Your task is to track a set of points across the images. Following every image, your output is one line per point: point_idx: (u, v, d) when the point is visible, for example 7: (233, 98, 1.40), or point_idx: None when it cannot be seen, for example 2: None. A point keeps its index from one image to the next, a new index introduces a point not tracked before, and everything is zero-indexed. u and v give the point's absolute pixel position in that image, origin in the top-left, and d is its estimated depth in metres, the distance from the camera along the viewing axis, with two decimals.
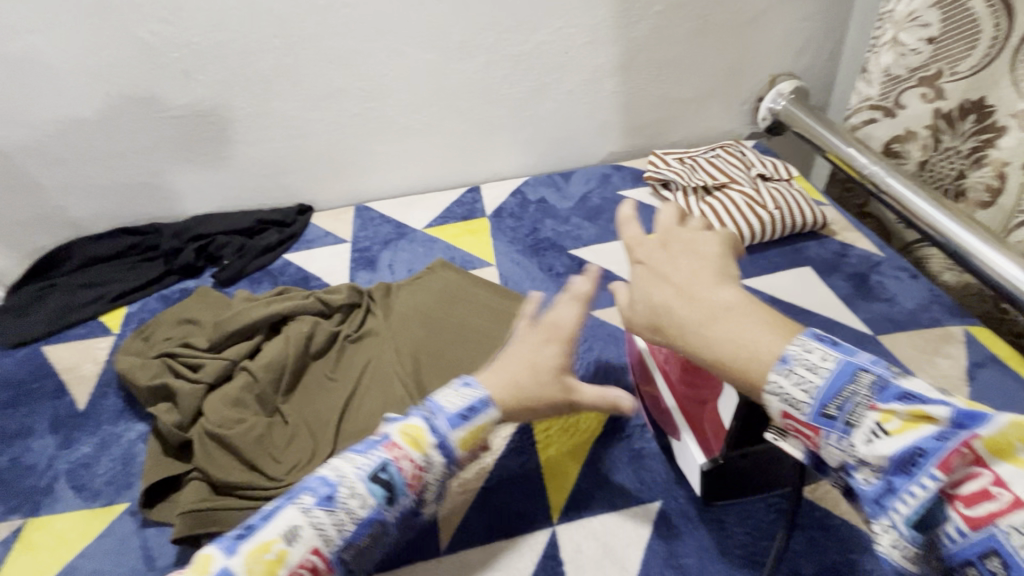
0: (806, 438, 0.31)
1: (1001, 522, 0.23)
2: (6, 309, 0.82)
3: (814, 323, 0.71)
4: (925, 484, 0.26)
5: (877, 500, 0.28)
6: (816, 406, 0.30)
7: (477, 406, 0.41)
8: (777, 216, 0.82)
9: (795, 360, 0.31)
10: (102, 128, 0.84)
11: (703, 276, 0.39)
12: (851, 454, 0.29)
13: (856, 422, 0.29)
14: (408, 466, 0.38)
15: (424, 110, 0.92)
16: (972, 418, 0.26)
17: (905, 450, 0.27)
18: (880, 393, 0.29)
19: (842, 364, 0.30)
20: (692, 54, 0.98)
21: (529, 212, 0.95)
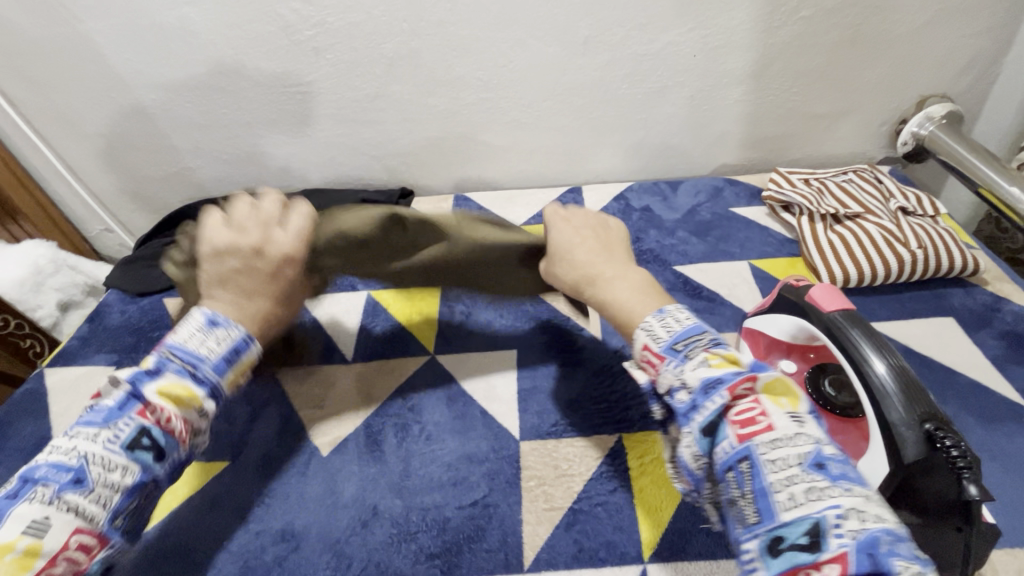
0: (653, 368, 0.44)
1: (756, 437, 0.36)
2: (136, 258, 0.88)
3: (956, 384, 0.63)
4: (716, 400, 0.38)
5: (685, 413, 0.40)
6: (670, 343, 0.43)
7: (240, 347, 0.52)
8: (920, 256, 0.73)
9: (666, 315, 0.46)
10: (234, 98, 0.88)
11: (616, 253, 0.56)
12: (680, 376, 0.41)
13: (691, 355, 0.42)
14: (176, 423, 0.47)
15: (537, 104, 0.90)
16: (760, 366, 0.40)
17: (713, 377, 0.39)
18: (714, 344, 0.43)
19: (694, 324, 0.44)
20: (833, 67, 0.89)
21: (632, 219, 0.90)
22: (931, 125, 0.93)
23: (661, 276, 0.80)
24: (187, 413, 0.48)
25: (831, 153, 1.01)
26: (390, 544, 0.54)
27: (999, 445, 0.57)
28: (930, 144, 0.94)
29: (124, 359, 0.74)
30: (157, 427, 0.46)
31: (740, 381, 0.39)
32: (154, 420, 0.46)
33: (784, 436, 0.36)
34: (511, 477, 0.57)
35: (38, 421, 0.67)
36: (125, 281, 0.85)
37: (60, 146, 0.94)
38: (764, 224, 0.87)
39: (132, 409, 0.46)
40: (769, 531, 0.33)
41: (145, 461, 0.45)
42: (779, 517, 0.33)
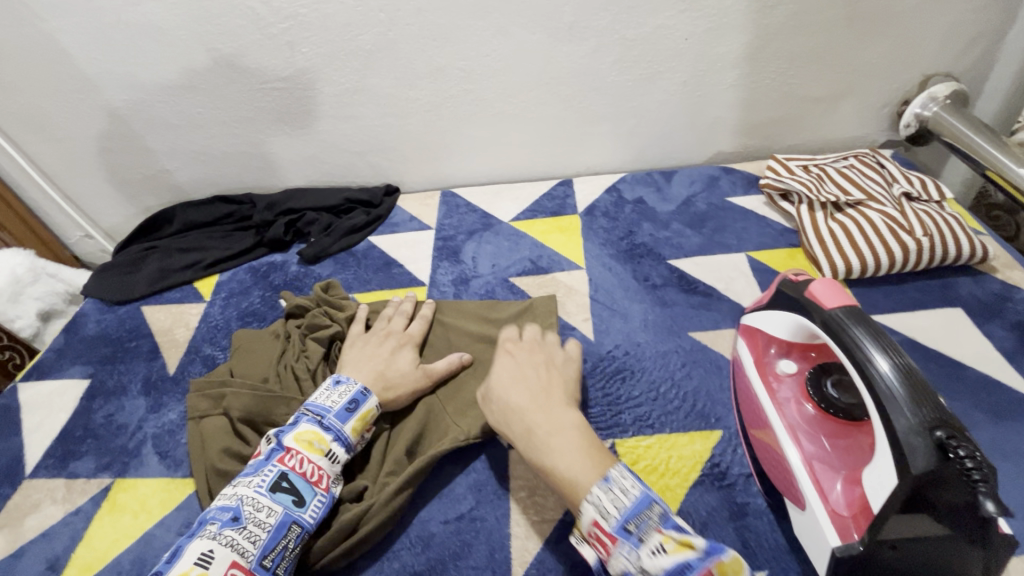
0: (604, 545, 0.42)
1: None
2: (113, 265, 0.85)
3: (965, 380, 0.60)
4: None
5: None
6: (620, 521, 0.41)
7: (359, 398, 0.55)
8: (926, 244, 0.69)
9: (613, 483, 0.43)
10: (209, 97, 0.85)
11: (556, 394, 0.53)
12: (636, 563, 0.40)
13: (645, 538, 0.41)
14: (308, 465, 0.50)
15: (522, 95, 0.86)
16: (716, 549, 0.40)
17: (679, 564, 0.39)
18: (664, 521, 0.41)
19: (641, 495, 0.42)
20: (832, 48, 0.85)
21: (625, 212, 0.87)
22: (935, 105, 0.90)
23: (655, 270, 0.77)
24: (320, 459, 0.51)
25: (831, 137, 0.98)
26: (372, 560, 0.51)
27: (1013, 444, 0.54)
28: (934, 126, 0.90)
29: (99, 372, 0.71)
30: (295, 472, 0.49)
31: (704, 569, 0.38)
32: (293, 465, 0.49)
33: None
34: (499, 487, 0.55)
35: (10, 439, 0.65)
36: (101, 289, 0.82)
37: (32, 151, 0.91)
38: (762, 214, 0.84)
39: (276, 457, 0.49)
40: None
41: (286, 502, 0.47)
42: None
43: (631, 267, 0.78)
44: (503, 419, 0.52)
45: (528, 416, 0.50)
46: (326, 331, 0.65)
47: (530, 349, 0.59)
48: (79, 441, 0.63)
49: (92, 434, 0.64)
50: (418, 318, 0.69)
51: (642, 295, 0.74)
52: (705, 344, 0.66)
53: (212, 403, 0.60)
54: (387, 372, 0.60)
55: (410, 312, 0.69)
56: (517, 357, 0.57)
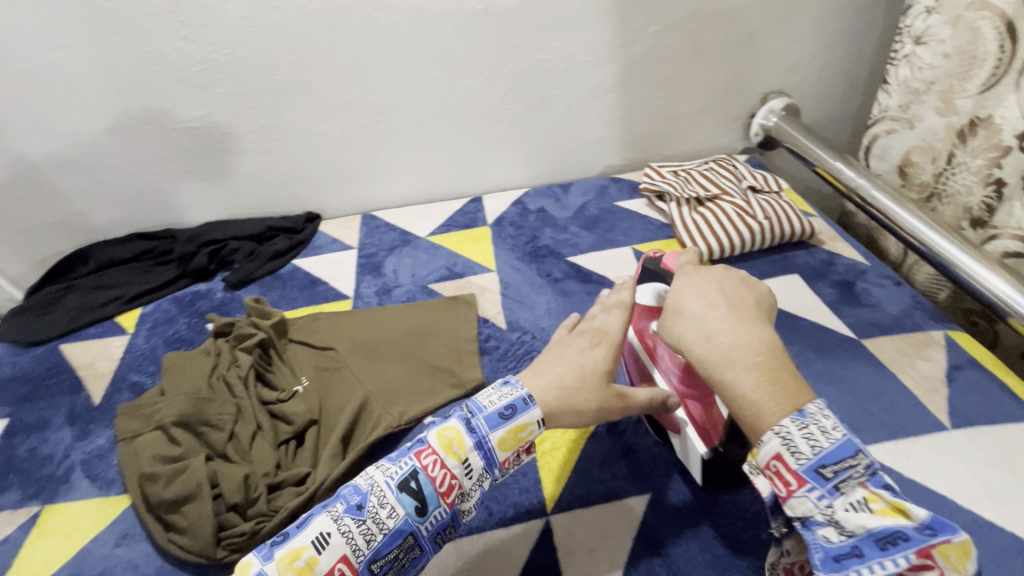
0: (784, 482, 0.42)
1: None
2: (26, 308, 0.85)
3: (800, 328, 0.74)
4: (895, 561, 0.37)
5: (838, 559, 0.39)
6: (815, 464, 0.40)
7: (519, 405, 0.51)
8: (767, 225, 0.85)
9: (809, 419, 0.41)
10: (122, 139, 0.88)
11: (741, 315, 0.49)
12: (830, 512, 0.40)
13: (845, 490, 0.40)
14: (439, 470, 0.47)
15: (428, 123, 0.96)
16: (939, 526, 0.38)
17: (891, 530, 0.38)
18: (869, 478, 0.41)
19: (846, 441, 0.41)
20: (686, 73, 1.02)
21: (529, 221, 0.98)
22: (774, 116, 1.09)
23: (556, 267, 0.88)
24: (455, 467, 0.48)
25: (698, 148, 1.15)
26: None
27: (834, 371, 0.68)
28: (776, 133, 1.10)
29: (19, 410, 0.71)
30: (426, 473, 0.47)
31: (925, 543, 0.37)
32: (427, 465, 0.47)
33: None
34: None
35: None
36: (14, 332, 0.82)
37: None
38: (644, 213, 0.98)
39: (417, 449, 0.48)
40: None
41: (408, 506, 0.46)
42: None
43: (536, 265, 0.89)
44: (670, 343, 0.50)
45: (708, 340, 0.47)
46: (254, 339, 0.71)
47: (697, 284, 0.53)
48: (1, 476, 0.63)
49: (15, 468, 0.64)
50: (616, 306, 0.59)
51: (546, 288, 0.84)
52: None
53: (144, 423, 0.64)
54: (565, 380, 0.53)
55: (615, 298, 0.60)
56: (693, 280, 0.54)
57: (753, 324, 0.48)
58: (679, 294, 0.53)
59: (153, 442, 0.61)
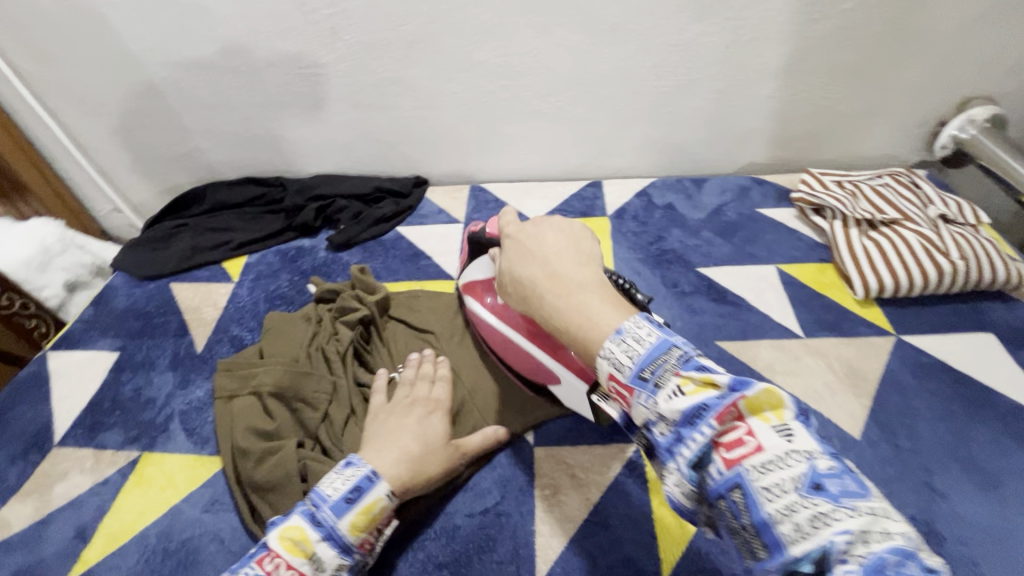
0: (624, 400, 0.37)
1: (746, 464, 0.31)
2: (143, 241, 0.86)
3: (994, 406, 0.59)
4: (704, 434, 0.32)
5: (669, 450, 0.34)
6: (635, 369, 0.35)
7: (362, 485, 0.47)
8: (961, 267, 0.69)
9: (627, 334, 0.37)
10: (246, 79, 0.85)
11: (568, 257, 0.45)
12: (655, 409, 0.34)
13: (662, 383, 0.34)
14: (286, 573, 0.43)
15: (559, 94, 0.86)
16: (743, 383, 0.32)
17: (694, 405, 0.33)
18: (685, 364, 0.35)
19: (660, 339, 0.36)
20: (874, 63, 0.85)
21: (655, 217, 0.87)
22: (973, 128, 0.88)
23: (684, 277, 0.77)
24: (303, 565, 0.44)
25: (864, 154, 0.97)
26: (396, 546, 0.52)
27: None
28: (971, 148, 0.89)
29: (128, 345, 0.72)
30: None
31: (725, 406, 0.32)
32: (271, 571, 0.43)
33: (776, 459, 0.30)
34: (524, 485, 0.55)
35: (40, 406, 0.66)
36: (131, 263, 0.83)
37: (70, 122, 0.92)
38: (793, 227, 0.83)
39: (257, 556, 0.44)
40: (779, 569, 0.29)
41: None
42: (785, 553, 0.29)
43: (660, 272, 0.78)
44: (519, 292, 0.45)
45: (552, 277, 0.43)
46: (358, 313, 0.66)
47: (538, 226, 0.49)
48: (108, 412, 0.64)
49: (120, 406, 0.65)
50: (439, 381, 0.59)
51: (671, 301, 0.74)
52: (732, 354, 0.66)
53: (241, 385, 0.61)
54: (411, 450, 0.51)
55: (432, 374, 0.59)
56: (532, 232, 0.48)
57: (585, 262, 0.44)
58: (527, 237, 0.48)
59: (249, 411, 0.58)
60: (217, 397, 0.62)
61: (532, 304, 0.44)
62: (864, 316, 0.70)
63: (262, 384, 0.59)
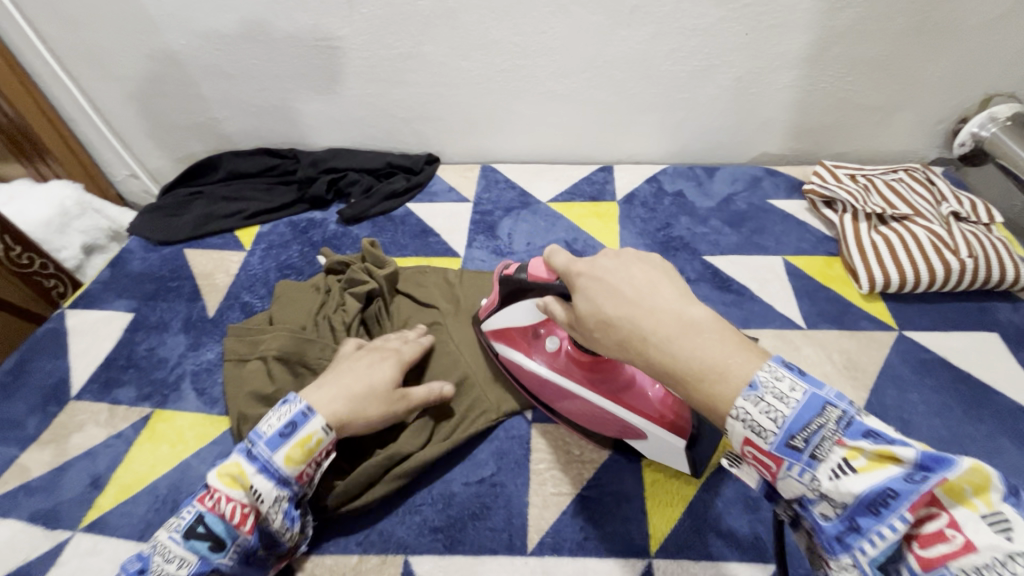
0: (766, 467, 0.36)
1: (951, 564, 0.30)
2: (159, 207, 0.88)
3: (993, 404, 0.60)
4: (894, 526, 0.32)
5: (841, 538, 0.34)
6: (782, 437, 0.34)
7: (297, 420, 0.49)
8: (970, 265, 0.69)
9: (762, 388, 0.35)
10: (263, 49, 0.85)
11: (663, 291, 0.40)
12: (818, 488, 0.34)
13: (823, 455, 0.34)
14: (226, 505, 0.45)
15: (574, 76, 0.86)
16: (937, 461, 0.31)
17: (879, 490, 0.32)
18: (845, 429, 0.34)
19: (810, 397, 0.34)
20: (897, 56, 0.83)
21: (664, 204, 0.87)
22: (994, 127, 0.87)
23: (689, 264, 0.77)
24: (242, 496, 0.46)
25: (881, 149, 0.96)
26: (393, 510, 0.54)
27: None
28: (992, 148, 0.88)
29: (142, 307, 0.74)
30: (212, 513, 0.45)
31: (914, 493, 0.31)
32: (210, 507, 0.45)
33: (990, 563, 0.29)
34: (520, 458, 0.57)
35: (57, 361, 0.68)
36: (147, 228, 0.85)
37: (90, 87, 0.93)
38: (802, 219, 0.83)
39: (197, 495, 0.46)
40: None
41: (201, 550, 0.44)
42: None
43: (666, 259, 0.78)
44: (613, 335, 0.41)
45: (656, 317, 0.39)
46: (364, 287, 0.67)
47: (614, 259, 0.44)
48: (122, 370, 0.66)
49: (134, 364, 0.67)
50: (414, 343, 0.62)
51: None
52: None
53: (250, 348, 0.63)
54: (353, 389, 0.53)
55: (410, 338, 0.62)
56: (605, 270, 0.43)
57: (685, 297, 0.40)
58: (605, 271, 0.43)
59: (257, 374, 0.60)
60: (227, 361, 0.64)
61: (638, 350, 0.39)
62: (868, 310, 0.70)
63: (270, 349, 0.61)
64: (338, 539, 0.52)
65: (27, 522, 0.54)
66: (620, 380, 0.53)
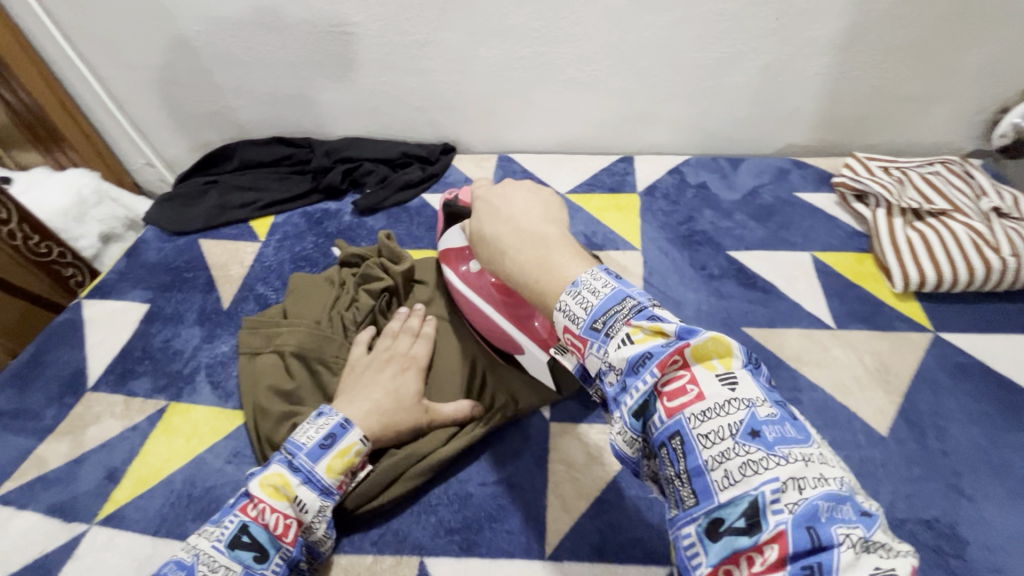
0: (578, 350, 0.35)
1: (686, 411, 0.30)
2: (174, 196, 0.87)
3: None
4: (645, 381, 0.31)
5: (616, 397, 0.33)
6: (588, 320, 0.34)
7: (338, 431, 0.50)
8: (1013, 264, 0.65)
9: (582, 286, 0.35)
10: (277, 36, 0.83)
11: (533, 214, 0.43)
12: (606, 359, 0.33)
13: (613, 333, 0.33)
14: (272, 516, 0.45)
15: (595, 63, 0.83)
16: (691, 331, 0.32)
17: (639, 353, 0.32)
18: (637, 314, 0.33)
19: (616, 291, 0.34)
20: (937, 41, 0.79)
21: (687, 196, 0.84)
22: None
23: (713, 260, 0.75)
24: (286, 507, 0.46)
25: (915, 141, 0.91)
26: (409, 509, 0.53)
27: None
28: None
29: (158, 298, 0.74)
30: (258, 523, 0.44)
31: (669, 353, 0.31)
32: (256, 516, 0.45)
33: (714, 406, 0.30)
34: (539, 459, 0.55)
35: (74, 352, 0.68)
36: (162, 218, 0.84)
37: (105, 74, 0.92)
38: (832, 214, 0.80)
39: (239, 504, 0.45)
40: (706, 514, 0.29)
41: (247, 560, 0.43)
42: (717, 497, 0.29)
43: (688, 254, 0.76)
44: (485, 250, 0.44)
45: (518, 233, 0.41)
46: (381, 282, 0.66)
47: (504, 186, 0.46)
48: (138, 361, 0.66)
49: (150, 356, 0.67)
50: (423, 338, 0.61)
51: (698, 284, 0.72)
52: (758, 341, 0.65)
53: (264, 342, 0.62)
54: (383, 405, 0.53)
55: (416, 329, 0.61)
56: (502, 194, 0.46)
57: (550, 220, 0.43)
58: (495, 195, 0.45)
59: (272, 370, 0.60)
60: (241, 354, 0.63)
61: (496, 259, 0.42)
62: (902, 310, 0.67)
63: (285, 344, 0.60)
64: (353, 538, 0.51)
65: (46, 514, 0.54)
66: (523, 308, 0.57)
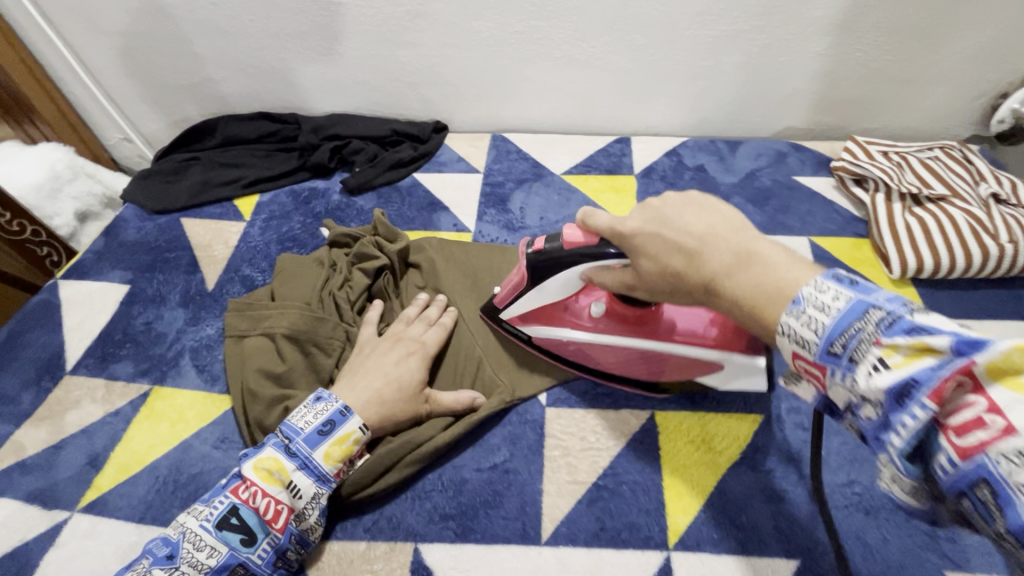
0: (816, 378, 0.34)
1: (991, 450, 0.26)
2: (154, 173, 0.84)
3: None
4: (915, 414, 0.28)
5: (876, 435, 0.31)
6: (823, 345, 0.33)
7: (336, 419, 0.49)
8: (1009, 251, 0.65)
9: (806, 301, 0.34)
10: (259, 4, 0.79)
11: (718, 225, 0.40)
12: (856, 391, 0.31)
13: (859, 357, 0.31)
14: (263, 500, 0.45)
15: (592, 39, 0.80)
16: (972, 344, 0.28)
17: (900, 380, 0.29)
18: (887, 329, 0.30)
19: (853, 303, 0.32)
20: (940, 22, 0.77)
21: (684, 179, 0.83)
22: None
23: None
24: (280, 493, 0.46)
25: (912, 125, 0.91)
26: (400, 496, 0.52)
27: None
28: None
29: (139, 279, 0.71)
30: (247, 506, 0.45)
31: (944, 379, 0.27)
32: (246, 499, 0.45)
33: None
34: (534, 443, 0.54)
35: (50, 334, 0.65)
36: (141, 196, 0.81)
37: (76, 41, 0.87)
38: (829, 198, 0.79)
39: (230, 486, 0.46)
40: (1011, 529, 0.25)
41: (233, 542, 0.44)
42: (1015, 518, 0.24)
43: None
44: (673, 282, 0.43)
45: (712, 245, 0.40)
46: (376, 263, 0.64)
47: (664, 202, 0.43)
48: (119, 344, 0.64)
49: (131, 339, 0.64)
50: (434, 325, 0.59)
51: None
52: None
53: (250, 325, 0.60)
54: (384, 395, 0.52)
55: (432, 318, 0.60)
56: (656, 215, 0.43)
57: (745, 231, 0.40)
58: (658, 219, 0.43)
59: (259, 355, 0.58)
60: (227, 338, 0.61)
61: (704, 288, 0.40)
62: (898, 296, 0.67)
63: (273, 330, 0.58)
64: (345, 527, 0.50)
65: (24, 501, 0.52)
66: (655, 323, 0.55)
